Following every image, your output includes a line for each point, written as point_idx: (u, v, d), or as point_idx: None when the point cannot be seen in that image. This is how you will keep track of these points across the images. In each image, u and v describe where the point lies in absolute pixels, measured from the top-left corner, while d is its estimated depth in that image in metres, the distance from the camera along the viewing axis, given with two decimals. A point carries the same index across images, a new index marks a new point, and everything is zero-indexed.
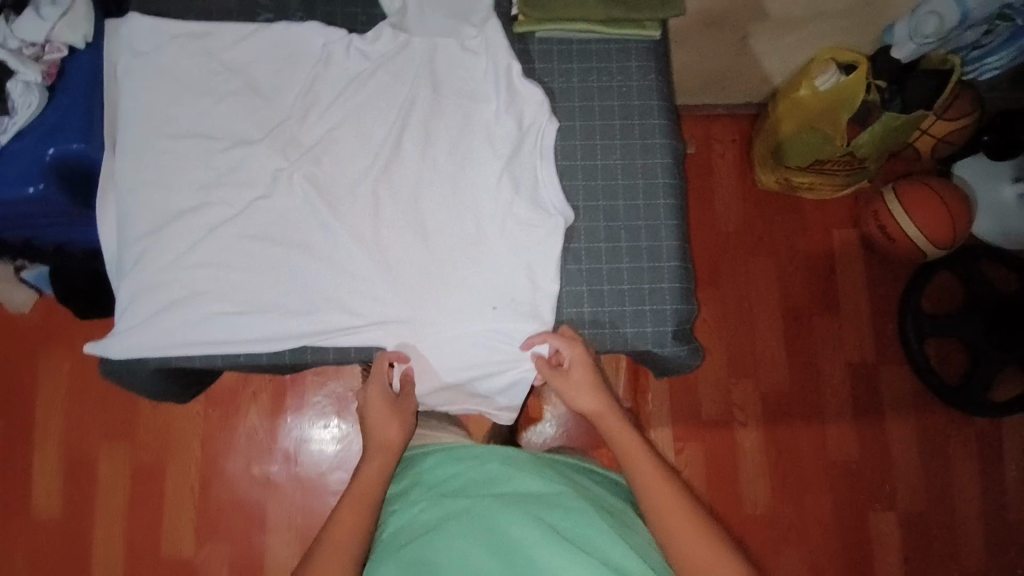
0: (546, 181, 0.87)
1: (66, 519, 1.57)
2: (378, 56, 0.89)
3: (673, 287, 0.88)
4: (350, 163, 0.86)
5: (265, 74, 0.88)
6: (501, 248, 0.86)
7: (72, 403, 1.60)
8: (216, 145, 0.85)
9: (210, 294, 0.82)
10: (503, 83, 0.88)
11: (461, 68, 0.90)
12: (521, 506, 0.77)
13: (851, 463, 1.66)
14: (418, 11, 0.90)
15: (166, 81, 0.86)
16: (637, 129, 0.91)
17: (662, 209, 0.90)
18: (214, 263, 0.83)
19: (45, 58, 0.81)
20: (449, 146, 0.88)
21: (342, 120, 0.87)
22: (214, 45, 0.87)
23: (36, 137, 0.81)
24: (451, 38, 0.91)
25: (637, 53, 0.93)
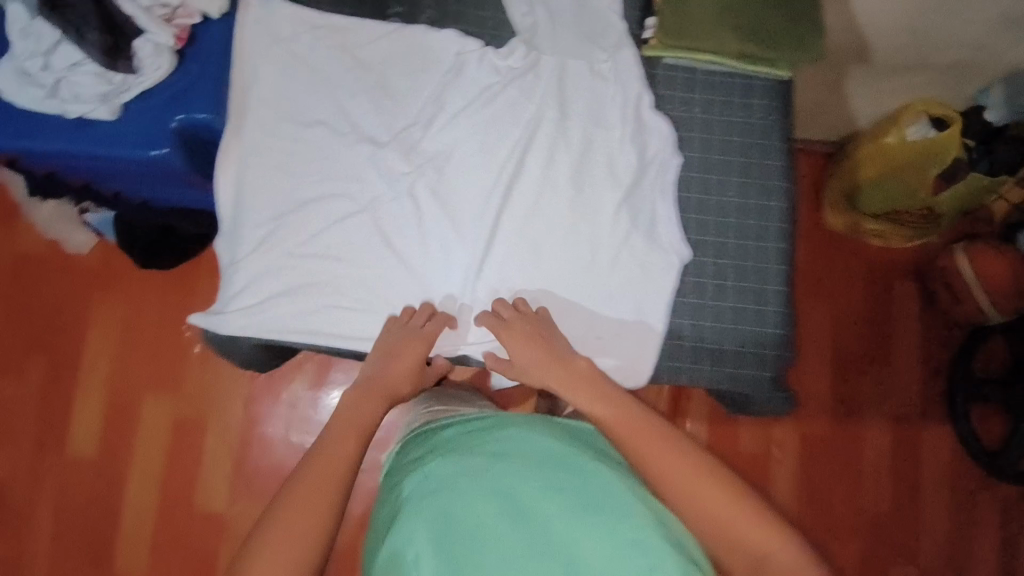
0: (664, 218, 0.88)
1: (103, 460, 1.59)
2: (509, 71, 0.89)
3: (775, 332, 0.88)
4: (472, 174, 0.87)
5: (398, 77, 0.89)
6: (610, 276, 0.87)
7: (121, 348, 1.60)
8: (343, 141, 0.87)
9: (327, 286, 0.85)
10: (633, 114, 0.89)
11: (591, 90, 0.89)
12: (537, 474, 0.68)
13: (881, 515, 1.66)
14: (551, 31, 0.91)
15: (302, 70, 0.87)
16: (755, 170, 0.90)
17: (772, 253, 0.89)
18: (332, 256, 0.85)
19: (176, 20, 0.80)
20: (570, 168, 0.88)
21: (468, 136, 0.87)
22: (351, 41, 0.89)
23: (164, 100, 0.82)
24: (582, 60, 0.90)
25: (761, 90, 0.90)
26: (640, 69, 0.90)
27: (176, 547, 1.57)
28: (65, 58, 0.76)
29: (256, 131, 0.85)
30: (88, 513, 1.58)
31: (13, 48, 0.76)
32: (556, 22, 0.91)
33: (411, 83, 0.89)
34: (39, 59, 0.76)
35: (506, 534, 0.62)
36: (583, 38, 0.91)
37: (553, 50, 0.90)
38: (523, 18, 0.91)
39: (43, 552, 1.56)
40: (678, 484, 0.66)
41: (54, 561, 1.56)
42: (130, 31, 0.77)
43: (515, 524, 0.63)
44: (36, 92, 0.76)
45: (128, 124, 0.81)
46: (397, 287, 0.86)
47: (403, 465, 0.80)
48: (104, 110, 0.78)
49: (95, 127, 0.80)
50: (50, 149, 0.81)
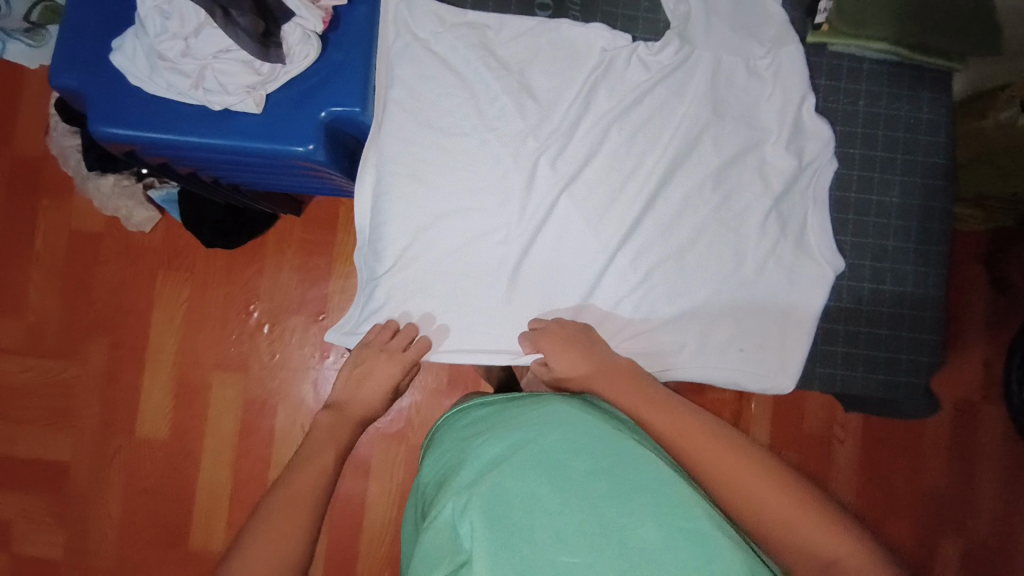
0: (815, 227, 0.84)
1: (172, 439, 1.49)
2: (660, 68, 0.82)
3: (932, 337, 0.85)
4: (602, 181, 0.81)
5: (541, 74, 0.81)
6: (760, 288, 0.83)
7: (188, 328, 1.51)
8: (478, 147, 0.80)
9: (463, 307, 0.82)
10: (791, 117, 0.82)
11: (748, 90, 0.83)
12: (573, 444, 0.62)
13: (941, 493, 1.39)
14: (705, 23, 0.82)
15: (441, 74, 0.80)
16: (920, 168, 0.85)
17: (932, 257, 0.86)
18: (467, 273, 0.82)
19: (321, 2, 0.74)
20: (724, 164, 0.82)
21: (616, 148, 0.81)
22: (491, 39, 0.81)
23: (307, 89, 0.75)
24: (738, 57, 0.83)
25: (931, 82, 0.85)
26: (804, 67, 0.83)
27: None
28: (210, 43, 0.68)
29: (403, 125, 0.79)
30: (156, 494, 1.49)
31: (147, 26, 0.67)
32: (711, 13, 0.82)
33: (553, 85, 0.81)
34: (180, 41, 0.67)
35: (538, 508, 0.56)
36: (739, 31, 0.83)
37: (707, 45, 0.82)
38: (675, 6, 0.82)
39: (111, 534, 1.49)
40: (733, 480, 0.60)
41: (124, 538, 1.49)
42: (279, 14, 0.70)
43: (552, 500, 0.57)
44: (177, 79, 0.69)
45: (269, 116, 0.74)
46: (537, 301, 0.82)
47: (442, 442, 0.74)
48: (249, 101, 0.72)
49: (232, 118, 0.73)
50: (182, 141, 0.73)
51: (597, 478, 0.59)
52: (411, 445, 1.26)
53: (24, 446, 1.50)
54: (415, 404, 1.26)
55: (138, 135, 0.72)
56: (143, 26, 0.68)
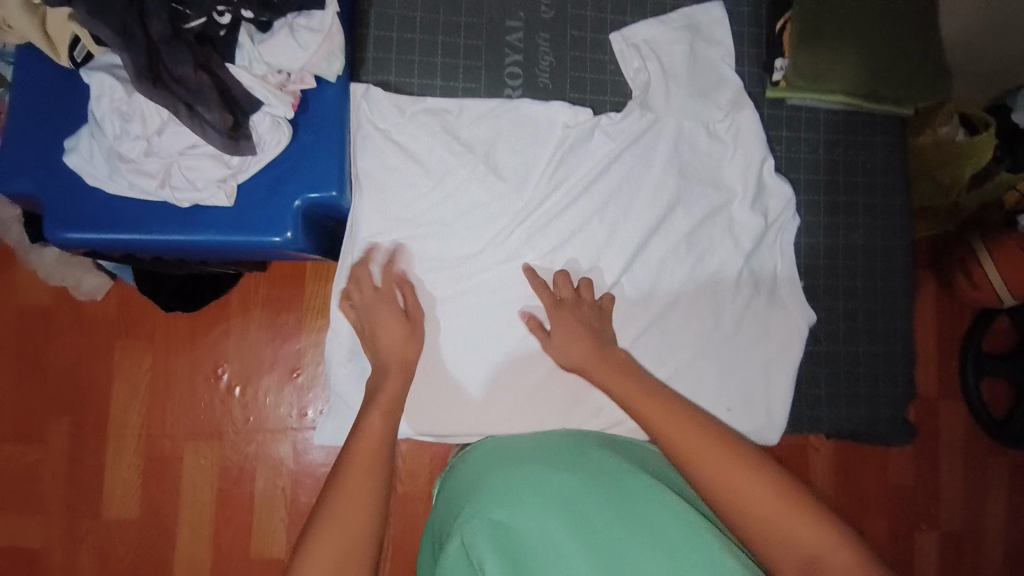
0: (786, 281, 0.86)
1: (145, 515, 1.40)
2: (623, 137, 0.83)
3: (906, 370, 0.89)
4: (578, 251, 0.82)
5: (506, 154, 0.81)
6: (739, 343, 0.85)
7: (154, 396, 1.42)
8: (454, 225, 0.80)
9: (447, 386, 0.81)
10: (754, 177, 0.84)
11: (710, 156, 0.85)
12: (607, 470, 0.65)
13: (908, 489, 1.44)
14: (664, 89, 0.85)
15: (407, 162, 0.79)
16: (881, 210, 0.89)
17: (899, 294, 0.89)
18: (452, 351, 0.80)
19: (290, 87, 0.70)
20: (699, 220, 0.84)
21: (589, 219, 0.82)
22: (452, 122, 0.80)
23: (278, 176, 0.72)
24: (698, 123, 0.85)
25: (883, 128, 0.89)
26: (762, 130, 0.85)
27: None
28: (175, 141, 0.65)
29: (380, 205, 0.79)
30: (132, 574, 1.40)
31: (104, 127, 0.63)
32: (670, 81, 0.85)
33: (520, 163, 0.81)
34: (142, 143, 0.64)
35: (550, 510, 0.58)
36: (698, 97, 0.85)
37: (668, 111, 0.84)
38: (635, 74, 0.85)
39: None
40: (705, 470, 0.63)
41: None
42: (248, 107, 0.68)
43: (562, 500, 0.60)
44: (140, 180, 0.66)
45: (242, 207, 0.72)
46: (527, 374, 0.81)
47: (459, 475, 0.73)
48: (221, 195, 0.69)
49: (204, 212, 0.70)
50: (153, 239, 0.70)
51: (619, 499, 0.60)
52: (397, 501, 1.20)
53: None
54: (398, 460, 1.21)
55: (100, 235, 0.69)
56: (99, 127, 0.64)
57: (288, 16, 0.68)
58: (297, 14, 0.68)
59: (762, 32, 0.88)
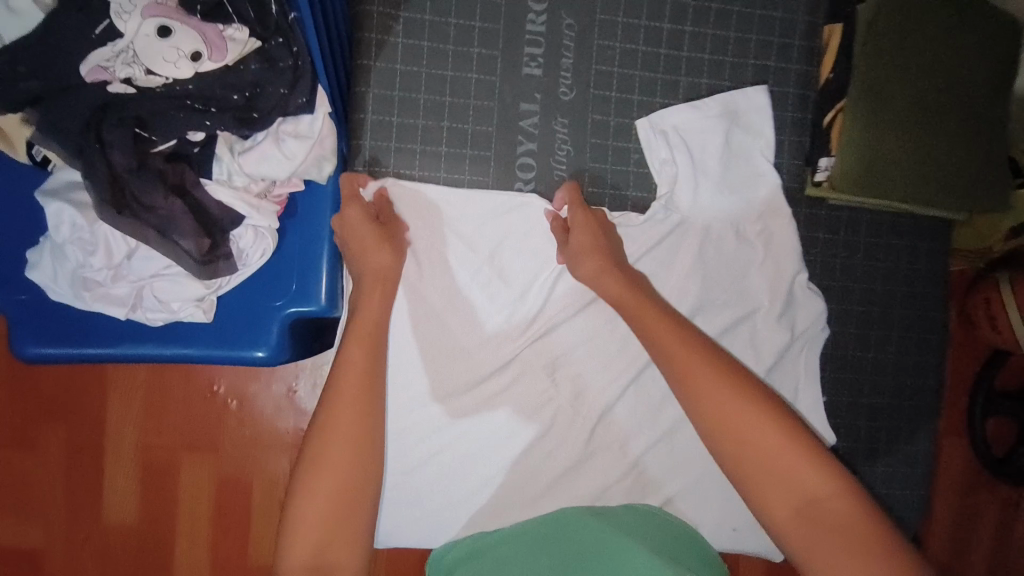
0: (808, 400, 0.80)
1: (142, 522, 1.23)
2: (644, 238, 0.76)
3: (922, 491, 0.85)
4: (585, 362, 0.77)
5: (513, 256, 0.74)
6: None
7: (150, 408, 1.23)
8: (457, 333, 0.74)
9: (440, 501, 0.76)
10: (781, 287, 0.78)
11: (737, 261, 0.78)
12: (611, 535, 0.66)
13: None
14: (692, 185, 0.76)
15: (409, 269, 0.73)
16: (916, 323, 0.83)
17: (924, 412, 0.85)
18: (448, 465, 0.76)
19: (274, 192, 0.63)
20: (724, 329, 0.78)
21: (604, 325, 0.77)
22: (457, 221, 0.73)
23: (264, 286, 0.67)
24: (727, 223, 0.77)
25: (930, 234, 0.83)
26: (796, 239, 0.77)
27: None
28: (147, 265, 0.59)
29: None
30: None
31: (67, 253, 0.58)
32: (699, 174, 0.76)
33: (530, 267, 0.75)
34: (109, 269, 0.59)
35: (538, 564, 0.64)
36: (728, 194, 0.77)
37: (694, 209, 0.76)
38: (662, 165, 0.76)
39: None
40: (711, 403, 0.62)
41: None
42: (228, 223, 0.60)
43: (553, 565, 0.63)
44: (109, 308, 0.60)
45: (224, 322, 0.66)
46: (528, 487, 0.77)
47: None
48: (198, 312, 0.63)
49: (183, 328, 0.65)
50: (127, 355, 0.65)
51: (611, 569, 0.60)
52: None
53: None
54: None
55: (72, 351, 0.64)
56: (61, 250, 0.58)
57: (272, 124, 0.59)
58: (282, 118, 0.59)
59: (807, 118, 0.79)
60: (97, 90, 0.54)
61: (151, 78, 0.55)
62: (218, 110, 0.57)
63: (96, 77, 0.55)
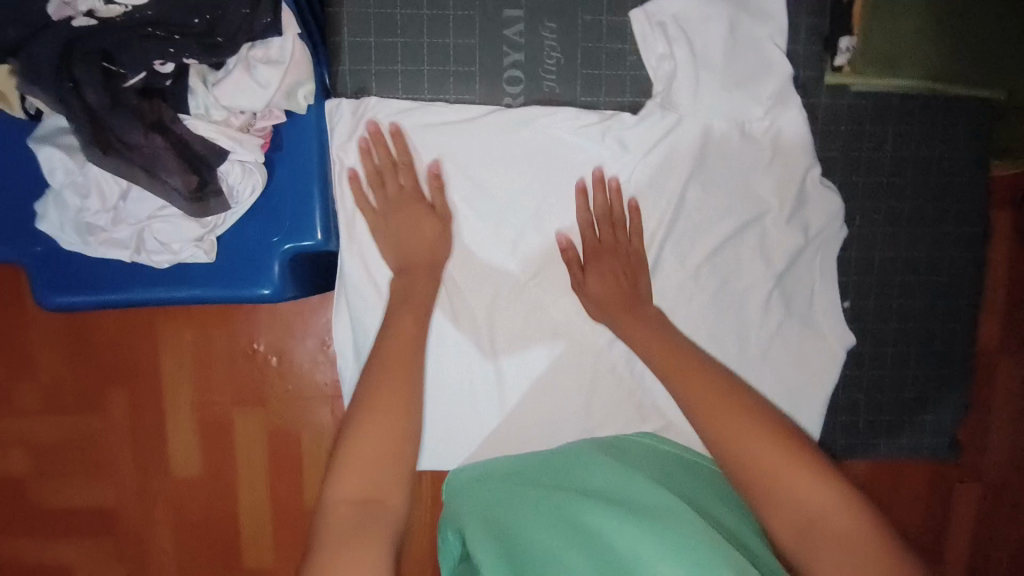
0: (823, 303, 0.76)
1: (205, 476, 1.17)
2: (639, 146, 0.72)
3: (961, 395, 0.79)
4: None
5: (507, 177, 0.72)
6: (771, 381, 0.76)
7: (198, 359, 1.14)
8: (455, 259, 0.73)
9: (450, 428, 0.75)
10: (795, 188, 0.73)
11: (742, 162, 0.73)
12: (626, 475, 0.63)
13: None
14: (693, 82, 0.70)
15: (400, 197, 0.71)
16: (952, 217, 0.76)
17: (963, 313, 0.78)
18: (452, 392, 0.75)
19: (257, 125, 0.62)
20: (729, 234, 0.74)
21: None
22: (452, 144, 0.71)
23: (258, 223, 0.67)
24: (732, 121, 0.72)
25: (970, 115, 0.74)
26: (807, 131, 0.72)
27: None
28: (144, 205, 0.61)
29: (371, 244, 0.72)
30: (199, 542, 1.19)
31: (65, 198, 0.60)
32: (699, 69, 0.70)
33: (520, 185, 0.72)
34: (108, 211, 0.60)
35: (543, 521, 0.58)
36: (735, 89, 0.71)
37: (695, 108, 0.71)
38: (659, 62, 0.71)
39: None
40: (716, 418, 0.59)
41: None
42: (212, 158, 0.60)
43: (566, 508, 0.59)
44: (113, 251, 0.62)
45: (225, 260, 0.68)
46: (534, 411, 0.75)
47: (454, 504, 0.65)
48: (201, 252, 0.64)
49: (187, 269, 0.67)
50: (139, 298, 0.67)
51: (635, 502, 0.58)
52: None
53: (4, 545, 1.18)
54: None
55: (89, 296, 0.66)
56: (61, 197, 0.60)
57: (242, 49, 0.58)
58: (250, 45, 0.58)
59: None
60: (63, 26, 0.55)
61: (111, 8, 0.55)
62: (181, 37, 0.56)
63: (63, 15, 0.55)
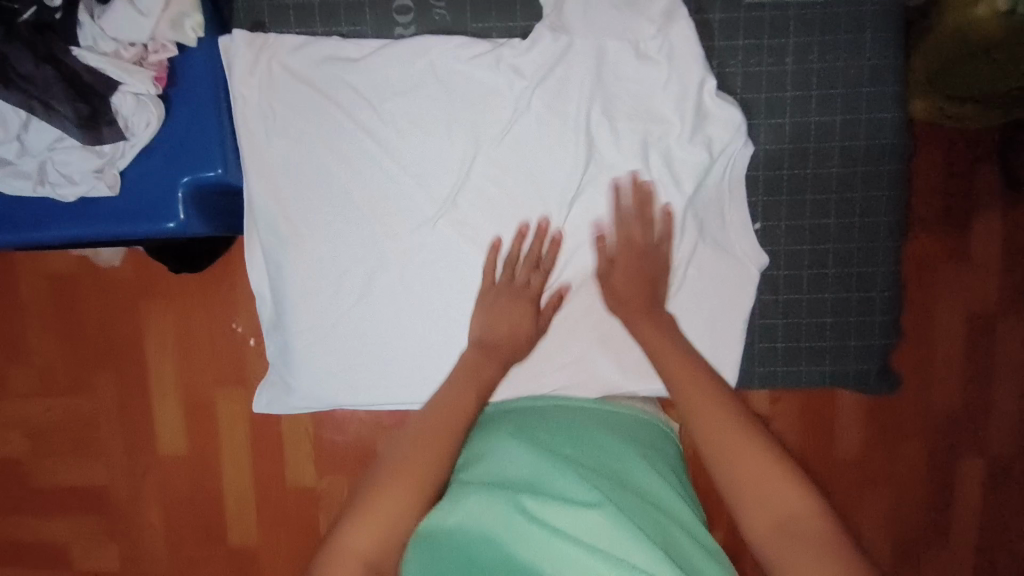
0: (734, 223, 0.77)
1: (192, 453, 1.44)
2: (533, 70, 0.75)
3: (885, 318, 0.78)
4: (494, 205, 0.77)
5: (407, 104, 0.75)
6: (678, 303, 0.79)
7: (184, 353, 1.40)
8: (367, 192, 0.76)
9: (371, 357, 0.79)
10: (690, 104, 0.74)
11: (639, 82, 0.75)
12: (597, 458, 0.70)
13: (952, 412, 1.34)
14: (581, 5, 0.74)
15: (307, 129, 0.75)
16: (865, 128, 0.74)
17: (883, 230, 0.76)
18: (371, 323, 0.78)
19: (149, 60, 0.69)
20: (634, 156, 0.75)
21: (511, 165, 0.76)
22: (351, 76, 0.74)
23: (163, 159, 0.72)
24: (624, 41, 0.74)
25: (875, 20, 0.72)
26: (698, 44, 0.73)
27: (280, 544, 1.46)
28: (43, 137, 0.66)
29: (282, 179, 0.76)
30: (189, 504, 1.46)
31: None
32: None
33: (419, 117, 0.75)
34: (14, 143, 0.66)
35: (502, 513, 0.61)
36: (622, 10, 0.74)
37: (585, 31, 0.74)
38: None
39: (159, 545, 1.48)
40: (711, 430, 0.64)
41: (171, 541, 1.47)
42: (104, 89, 0.66)
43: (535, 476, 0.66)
44: (18, 180, 0.68)
45: (130, 193, 0.72)
46: (450, 345, 0.79)
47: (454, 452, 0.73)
48: (101, 184, 0.70)
49: (95, 203, 0.72)
50: (54, 233, 0.72)
51: (553, 491, 0.64)
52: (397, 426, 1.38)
53: (36, 499, 1.47)
54: None
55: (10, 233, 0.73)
56: None
57: None
58: None
59: None
60: None
61: None
62: None
63: None
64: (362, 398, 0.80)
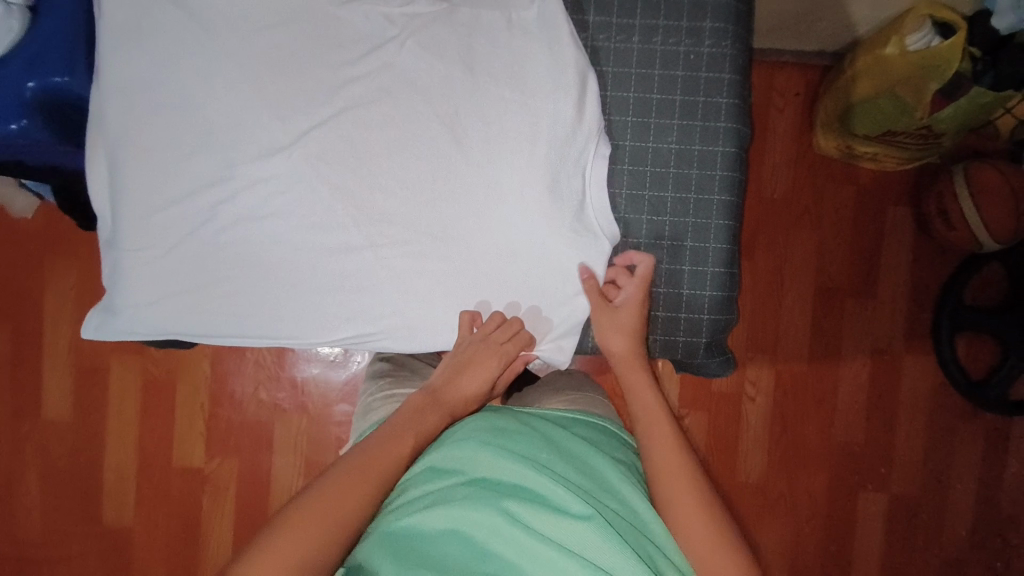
0: (596, 205, 0.81)
1: (77, 422, 1.36)
2: (404, 23, 0.77)
3: (714, 296, 0.83)
4: (352, 148, 0.77)
5: (271, 40, 0.75)
6: (527, 267, 0.80)
7: (82, 311, 1.34)
8: (222, 120, 0.76)
9: (214, 287, 0.78)
10: (546, 69, 0.77)
11: (509, 47, 0.77)
12: (579, 468, 0.68)
13: (854, 447, 1.35)
14: None
15: (162, 47, 0.75)
16: (700, 109, 0.81)
17: (715, 207, 0.83)
18: (214, 255, 0.78)
19: None
20: (496, 117, 0.77)
21: (369, 109, 0.77)
22: (219, 4, 0.75)
23: (19, 64, 0.75)
24: (498, 11, 0.78)
25: (714, 10, 0.79)
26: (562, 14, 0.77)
27: (157, 529, 1.37)
28: None
29: (133, 98, 0.76)
30: (71, 473, 1.37)
31: None
32: None
33: (281, 53, 0.76)
34: None
35: (480, 525, 0.58)
36: None
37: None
38: None
39: (30, 516, 1.38)
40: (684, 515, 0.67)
41: (45, 514, 1.38)
42: None
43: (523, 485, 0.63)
44: None
45: None
46: (291, 283, 0.79)
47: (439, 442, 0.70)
48: None
49: None
50: None
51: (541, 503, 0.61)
52: (297, 412, 1.34)
53: None
54: (314, 377, 1.34)
55: None
56: None
57: None
58: None
59: None
60: None
61: None
62: None
63: None
64: (204, 328, 0.79)
